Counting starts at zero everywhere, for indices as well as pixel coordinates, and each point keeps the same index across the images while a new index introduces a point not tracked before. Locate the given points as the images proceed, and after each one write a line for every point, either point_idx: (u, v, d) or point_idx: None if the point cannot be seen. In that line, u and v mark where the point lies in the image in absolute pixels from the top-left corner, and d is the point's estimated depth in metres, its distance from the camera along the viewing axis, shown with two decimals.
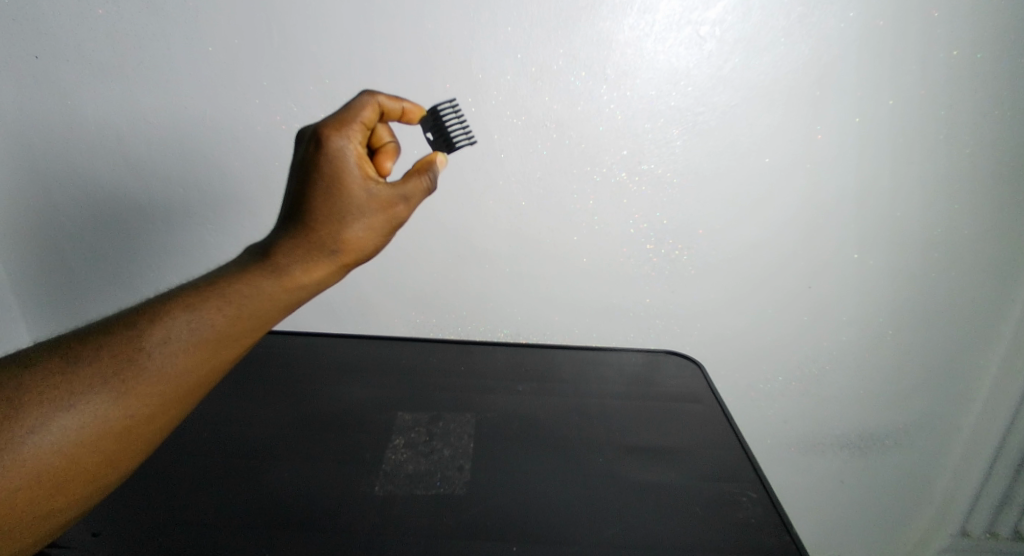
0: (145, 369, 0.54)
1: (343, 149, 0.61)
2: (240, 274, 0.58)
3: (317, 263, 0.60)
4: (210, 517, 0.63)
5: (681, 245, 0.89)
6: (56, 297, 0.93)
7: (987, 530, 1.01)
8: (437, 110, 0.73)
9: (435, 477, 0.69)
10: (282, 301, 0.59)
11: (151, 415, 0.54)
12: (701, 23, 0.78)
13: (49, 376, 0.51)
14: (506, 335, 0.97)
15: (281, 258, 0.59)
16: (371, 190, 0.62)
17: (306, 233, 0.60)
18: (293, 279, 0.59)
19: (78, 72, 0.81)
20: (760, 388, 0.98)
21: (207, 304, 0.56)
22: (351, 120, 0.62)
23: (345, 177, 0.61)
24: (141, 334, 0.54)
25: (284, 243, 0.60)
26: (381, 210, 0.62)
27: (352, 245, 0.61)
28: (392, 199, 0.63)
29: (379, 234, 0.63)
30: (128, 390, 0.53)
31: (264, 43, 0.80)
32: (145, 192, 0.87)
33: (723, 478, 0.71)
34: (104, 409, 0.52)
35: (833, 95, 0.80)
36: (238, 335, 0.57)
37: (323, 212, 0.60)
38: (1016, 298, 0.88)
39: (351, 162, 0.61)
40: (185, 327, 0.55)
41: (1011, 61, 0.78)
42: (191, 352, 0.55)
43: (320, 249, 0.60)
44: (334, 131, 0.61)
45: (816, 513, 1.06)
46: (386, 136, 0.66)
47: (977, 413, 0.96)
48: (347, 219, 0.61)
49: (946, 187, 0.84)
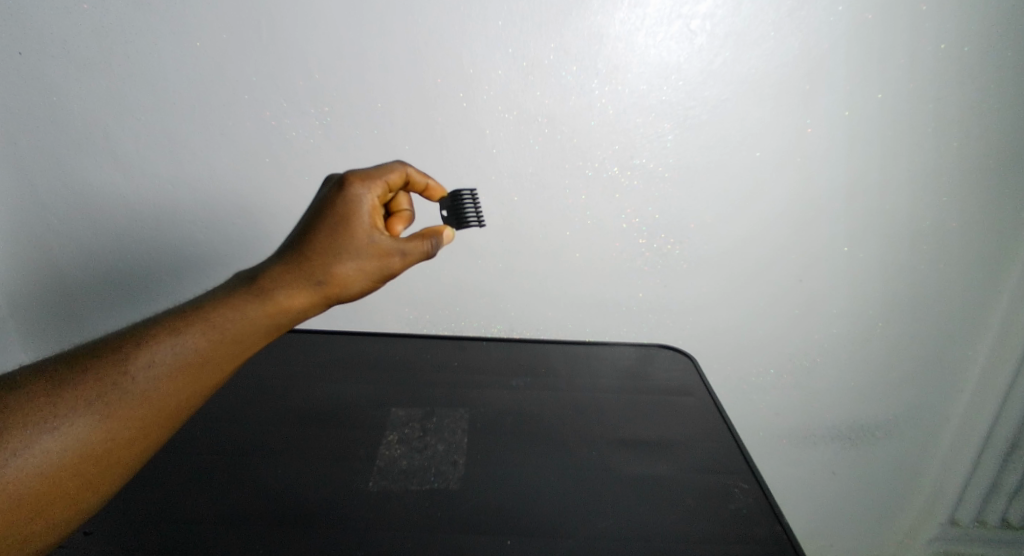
0: (128, 392, 0.53)
1: (360, 197, 0.63)
2: (226, 299, 0.58)
3: (302, 290, 0.60)
4: (202, 513, 0.63)
5: (673, 240, 0.89)
6: (44, 300, 0.91)
7: (976, 519, 1.02)
8: (457, 192, 0.75)
9: (429, 471, 0.69)
10: (264, 326, 0.59)
11: (132, 438, 0.54)
12: (692, 17, 0.78)
13: (34, 397, 0.51)
14: (500, 331, 0.97)
15: (269, 284, 0.60)
16: (373, 237, 0.63)
17: (299, 260, 0.61)
18: (277, 304, 0.59)
19: (64, 69, 0.80)
20: (752, 381, 0.98)
21: (192, 328, 0.56)
22: (375, 176, 0.66)
23: (352, 220, 0.62)
24: (127, 355, 0.54)
25: (274, 270, 0.60)
26: (377, 257, 0.63)
27: (339, 282, 0.62)
28: (389, 249, 0.64)
29: (368, 279, 0.63)
30: (111, 413, 0.53)
31: (253, 38, 0.79)
32: (135, 189, 0.86)
33: (715, 470, 0.71)
34: (87, 432, 0.52)
35: (823, 88, 0.81)
36: (220, 360, 0.57)
37: (321, 244, 0.61)
38: (1003, 289, 0.89)
39: (364, 209, 0.63)
40: (169, 350, 0.55)
41: (998, 54, 0.78)
42: (173, 375, 0.55)
43: (308, 278, 0.60)
44: (357, 179, 0.64)
45: (808, 504, 1.07)
46: (403, 204, 0.70)
47: (966, 402, 0.97)
48: (342, 255, 0.61)
49: (935, 179, 0.84)
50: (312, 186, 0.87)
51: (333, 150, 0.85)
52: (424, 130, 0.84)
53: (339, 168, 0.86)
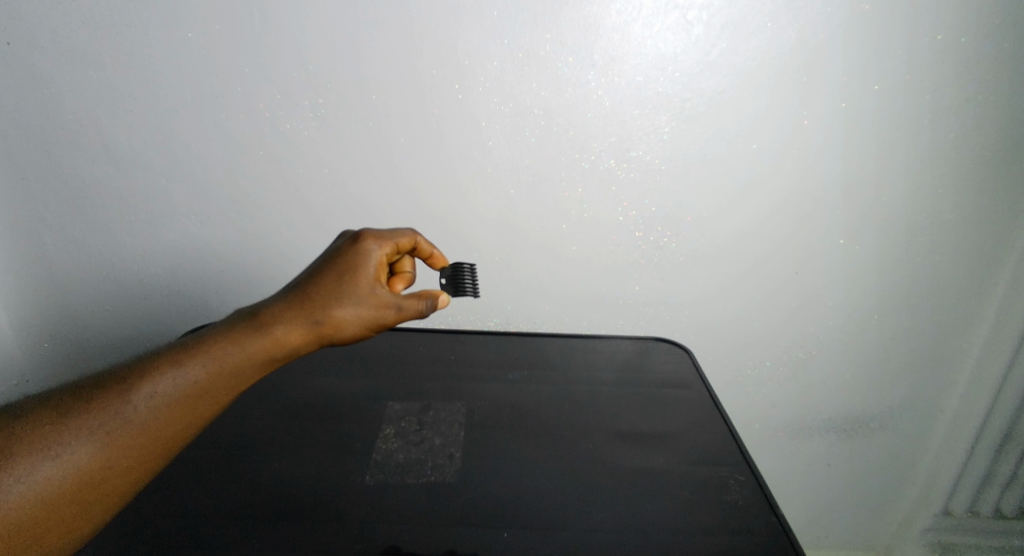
0: (128, 422, 0.53)
1: (369, 251, 0.65)
2: (227, 333, 0.58)
3: (299, 328, 0.60)
4: (199, 508, 0.63)
5: (669, 233, 0.89)
6: (34, 295, 0.89)
7: (969, 509, 1.02)
8: (458, 264, 0.74)
9: (425, 465, 0.69)
10: (259, 361, 0.59)
11: (128, 467, 0.53)
12: (688, 8, 0.78)
13: (39, 425, 0.51)
14: (496, 325, 0.97)
15: (269, 320, 0.60)
16: (375, 288, 0.64)
17: (301, 299, 0.61)
18: (274, 340, 0.59)
19: (54, 60, 0.79)
20: (748, 374, 0.98)
21: (192, 360, 0.56)
22: (387, 235, 0.67)
23: (359, 269, 0.64)
24: (129, 384, 0.54)
25: (276, 307, 0.61)
26: (375, 307, 0.64)
27: (334, 325, 0.62)
28: (388, 301, 0.64)
29: (363, 326, 0.64)
30: (111, 441, 0.53)
31: (246, 29, 0.79)
32: (127, 183, 0.85)
33: (712, 463, 0.71)
34: (86, 460, 0.52)
35: (820, 79, 0.80)
36: (217, 392, 0.57)
37: (325, 287, 0.62)
38: (997, 280, 0.90)
39: (371, 262, 0.65)
40: (170, 382, 0.55)
41: (995, 45, 0.78)
42: (171, 407, 0.55)
43: (306, 317, 0.61)
44: (369, 234, 0.66)
45: (804, 496, 1.08)
46: (407, 267, 0.70)
47: (960, 394, 0.97)
48: (342, 299, 0.62)
49: (931, 171, 0.84)
50: (307, 179, 0.86)
51: (327, 142, 0.84)
52: (419, 122, 0.84)
53: (334, 161, 0.85)
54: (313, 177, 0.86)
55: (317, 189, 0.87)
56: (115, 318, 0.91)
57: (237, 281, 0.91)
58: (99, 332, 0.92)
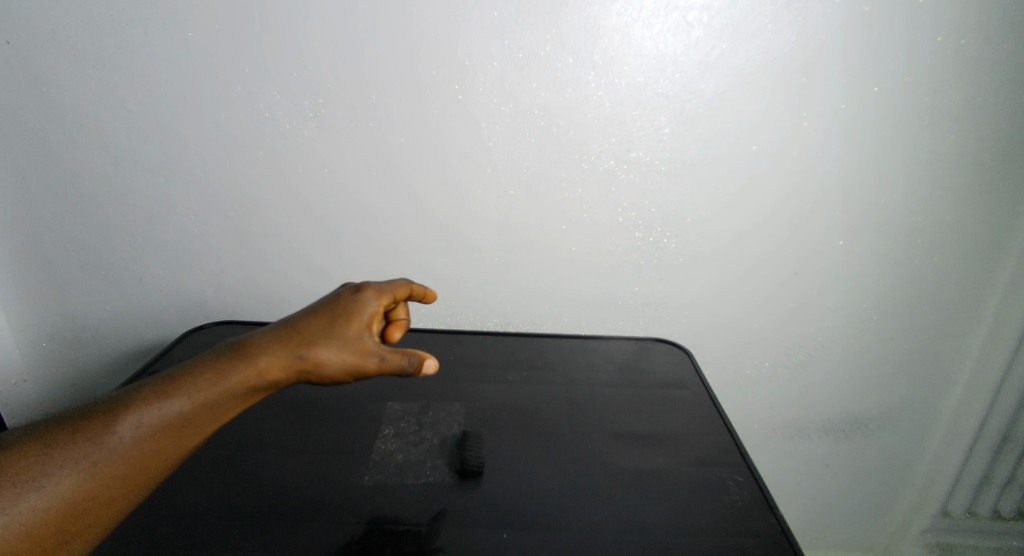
0: (114, 452, 0.51)
1: (365, 300, 0.64)
2: (215, 364, 0.57)
3: (284, 362, 0.59)
4: (199, 509, 0.63)
5: (669, 234, 0.89)
6: (33, 295, 0.89)
7: (968, 509, 1.03)
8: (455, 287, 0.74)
9: (425, 466, 0.69)
10: (243, 393, 0.58)
11: (112, 497, 0.51)
12: (688, 9, 0.78)
13: (25, 453, 0.49)
14: (495, 325, 0.96)
15: (257, 352, 0.58)
16: (363, 335, 0.63)
17: (290, 334, 0.60)
18: (260, 372, 0.58)
19: (53, 60, 0.79)
20: (747, 374, 0.98)
21: (180, 391, 0.54)
22: (384, 287, 0.66)
23: (352, 316, 0.63)
24: (115, 413, 0.52)
25: (265, 341, 0.59)
26: (358, 353, 0.62)
27: (315, 366, 0.60)
28: (372, 348, 0.62)
29: (343, 370, 0.62)
30: (95, 471, 0.51)
31: (247, 28, 0.79)
32: (127, 182, 0.85)
33: (711, 463, 0.71)
34: (71, 490, 0.49)
35: (820, 80, 0.81)
36: (201, 426, 0.55)
37: (315, 326, 0.61)
38: (996, 282, 0.90)
39: (366, 310, 0.64)
40: (157, 412, 0.53)
41: (994, 48, 0.79)
42: (158, 437, 0.53)
43: (292, 353, 0.60)
44: (367, 286, 0.65)
45: (803, 497, 1.08)
46: (402, 314, 0.67)
47: (959, 395, 0.97)
48: (328, 342, 0.61)
49: (931, 172, 0.85)
50: (307, 178, 0.86)
51: (327, 143, 0.84)
52: (419, 123, 0.84)
53: (334, 161, 0.85)
54: (313, 176, 0.86)
55: (316, 189, 0.86)
56: (114, 317, 0.91)
57: (236, 280, 0.91)
58: (96, 330, 0.91)
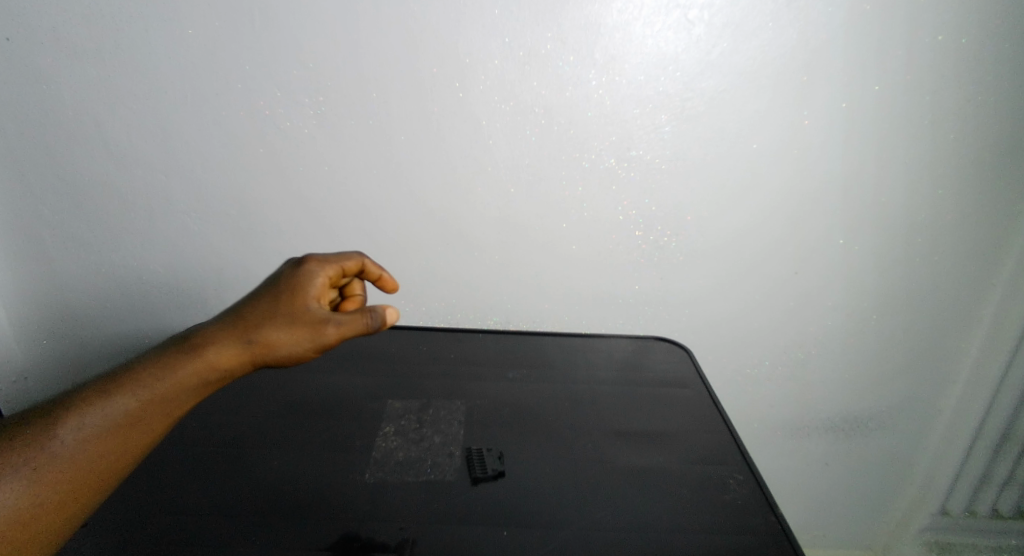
0: (57, 457, 0.50)
1: (310, 274, 0.62)
2: (158, 358, 0.56)
3: (233, 347, 0.57)
4: (198, 505, 0.63)
5: (669, 232, 0.89)
6: (34, 292, 0.89)
7: (967, 508, 1.03)
8: None
9: (425, 463, 0.69)
10: (193, 386, 0.56)
11: (62, 502, 0.51)
12: (689, 7, 0.78)
13: None
14: (495, 323, 0.96)
15: (201, 341, 0.57)
16: (312, 307, 0.61)
17: (235, 320, 0.59)
18: (207, 362, 0.56)
19: (53, 57, 0.79)
20: (747, 373, 0.98)
21: (121, 389, 0.53)
22: (332, 261, 0.65)
23: (298, 290, 0.61)
24: (55, 418, 0.51)
25: (209, 329, 0.58)
26: (311, 326, 0.60)
27: (270, 344, 0.59)
28: (325, 318, 0.60)
29: (299, 346, 0.60)
30: (40, 478, 0.50)
31: (248, 26, 0.79)
32: (128, 179, 0.85)
33: (711, 461, 0.72)
34: (15, 500, 0.49)
35: (821, 79, 0.80)
36: (149, 421, 0.54)
37: (260, 307, 0.60)
38: (995, 281, 0.90)
39: (312, 282, 0.62)
40: (99, 412, 0.52)
41: (996, 47, 0.78)
42: (103, 437, 0.52)
43: (239, 337, 0.58)
44: (312, 260, 0.64)
45: (802, 495, 1.08)
46: (356, 290, 0.68)
47: (958, 394, 0.98)
48: (276, 319, 0.59)
49: (931, 171, 0.85)
50: (307, 176, 0.86)
51: (327, 141, 0.84)
52: (419, 121, 0.84)
53: (334, 159, 0.85)
54: (314, 174, 0.86)
55: (316, 187, 0.86)
56: (114, 315, 0.91)
57: (237, 277, 0.91)
58: (97, 328, 0.91)
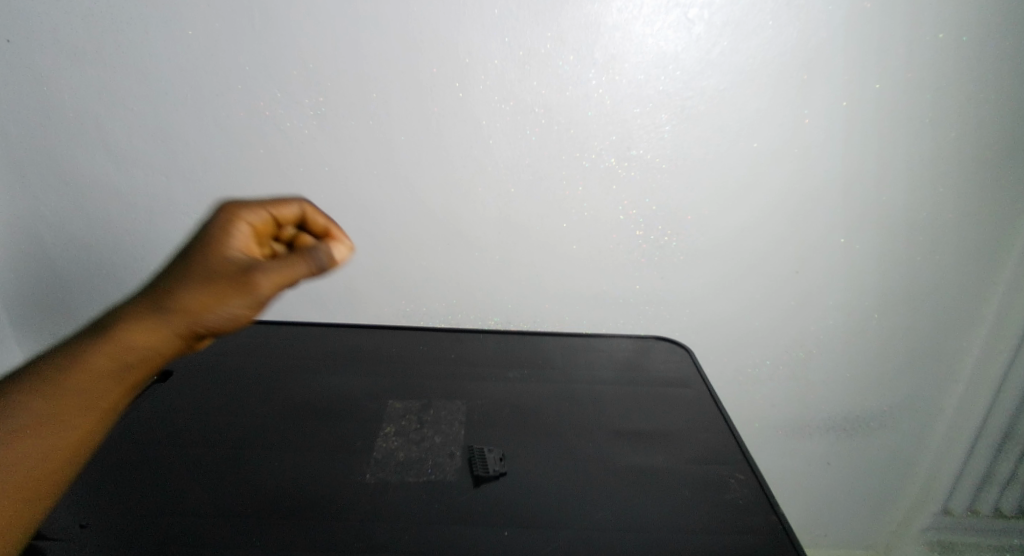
0: None
1: (224, 226, 0.60)
2: (72, 346, 0.55)
3: (147, 322, 0.56)
4: (198, 507, 0.63)
5: (670, 232, 0.89)
6: (34, 293, 0.89)
7: (969, 508, 1.02)
8: None
9: (425, 464, 0.69)
10: (112, 370, 0.55)
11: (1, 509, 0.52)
12: (689, 6, 0.78)
13: None
14: (496, 323, 0.96)
15: (115, 323, 0.56)
16: (230, 259, 0.58)
17: (150, 291, 0.57)
18: (122, 343, 0.56)
19: (53, 59, 0.79)
20: (748, 372, 0.98)
21: (35, 387, 0.54)
22: (255, 207, 0.62)
23: (213, 245, 0.59)
24: None
25: (124, 307, 0.57)
26: (230, 279, 0.57)
27: (196, 311, 0.57)
28: (244, 269, 0.58)
29: (225, 305, 0.57)
30: None
31: (247, 26, 0.79)
32: (128, 181, 0.85)
33: (712, 461, 0.71)
34: None
35: (821, 78, 0.80)
36: (71, 414, 0.54)
37: (174, 271, 0.58)
38: (997, 279, 0.90)
39: (226, 233, 0.59)
40: (16, 414, 0.53)
41: (997, 45, 0.78)
42: (25, 437, 0.53)
43: (154, 308, 0.56)
44: (228, 208, 0.61)
45: (804, 494, 1.07)
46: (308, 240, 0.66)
47: (960, 392, 0.97)
48: (191, 279, 0.57)
49: (933, 170, 0.84)
50: (307, 177, 0.86)
51: (327, 141, 0.84)
52: (419, 121, 0.83)
53: (334, 159, 0.85)
54: (314, 175, 0.86)
55: (316, 187, 0.86)
56: None
57: None
58: None
